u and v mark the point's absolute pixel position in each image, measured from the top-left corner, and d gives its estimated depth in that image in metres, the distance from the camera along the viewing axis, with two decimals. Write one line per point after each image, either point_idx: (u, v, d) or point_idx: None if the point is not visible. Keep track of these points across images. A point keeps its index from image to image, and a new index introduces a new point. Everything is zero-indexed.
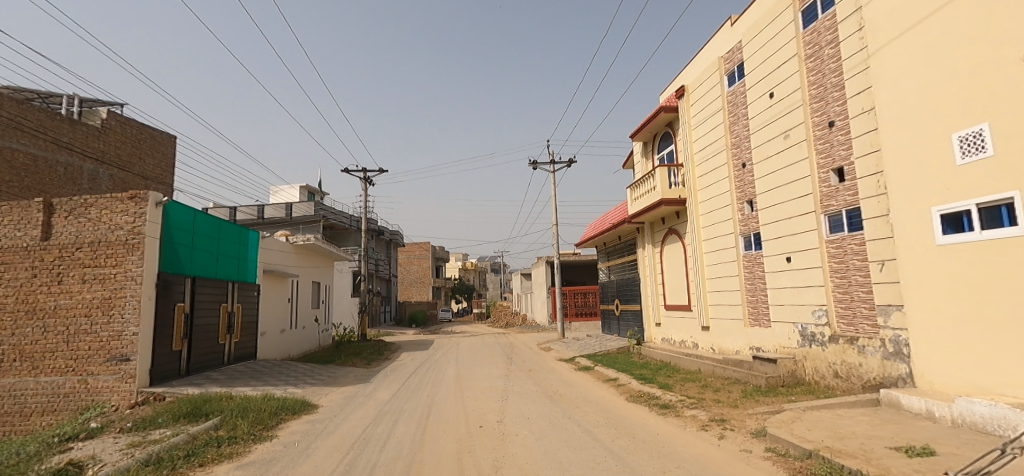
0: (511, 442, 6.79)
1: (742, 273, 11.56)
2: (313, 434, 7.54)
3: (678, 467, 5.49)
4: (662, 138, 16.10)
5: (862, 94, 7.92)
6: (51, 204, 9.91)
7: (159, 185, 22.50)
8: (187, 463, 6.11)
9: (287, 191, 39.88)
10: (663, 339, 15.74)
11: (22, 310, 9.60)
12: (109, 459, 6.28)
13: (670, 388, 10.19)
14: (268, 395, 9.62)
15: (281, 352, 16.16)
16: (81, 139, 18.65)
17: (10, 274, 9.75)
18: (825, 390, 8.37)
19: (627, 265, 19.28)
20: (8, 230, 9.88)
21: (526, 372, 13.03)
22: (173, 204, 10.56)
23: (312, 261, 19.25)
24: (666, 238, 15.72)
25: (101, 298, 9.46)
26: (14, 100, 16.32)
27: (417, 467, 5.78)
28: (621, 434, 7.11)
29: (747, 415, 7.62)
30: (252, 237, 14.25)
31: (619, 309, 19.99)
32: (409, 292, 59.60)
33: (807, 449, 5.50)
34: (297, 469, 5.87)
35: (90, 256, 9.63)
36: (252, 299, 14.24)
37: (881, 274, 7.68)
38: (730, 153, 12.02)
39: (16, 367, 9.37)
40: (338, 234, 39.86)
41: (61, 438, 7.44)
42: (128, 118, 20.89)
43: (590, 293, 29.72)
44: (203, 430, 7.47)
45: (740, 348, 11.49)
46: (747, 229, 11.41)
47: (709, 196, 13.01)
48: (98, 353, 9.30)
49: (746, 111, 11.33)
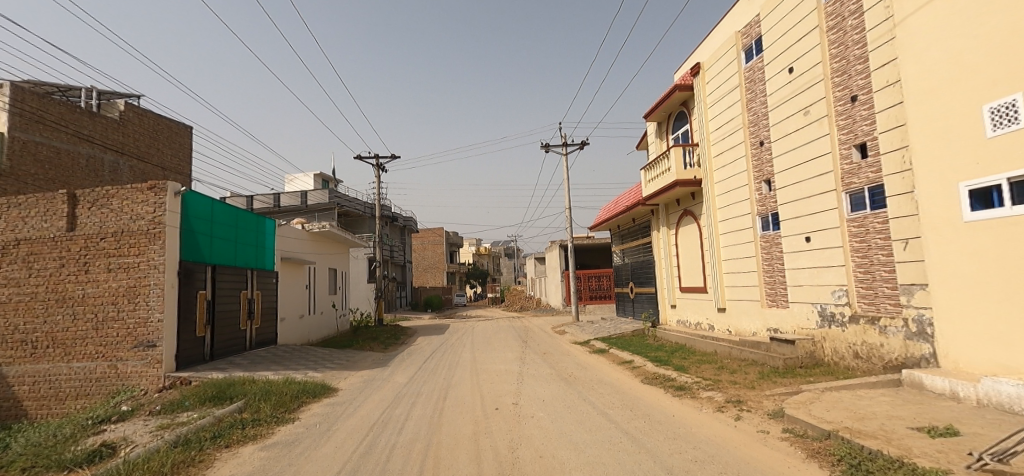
0: (526, 423, 6.91)
1: (760, 254, 11.37)
2: (334, 416, 7.73)
3: (694, 448, 5.52)
4: (677, 118, 15.75)
5: (887, 66, 7.63)
6: (75, 195, 10.16)
7: (178, 175, 22.92)
8: (214, 444, 6.34)
9: (300, 177, 40.30)
10: (678, 321, 15.65)
11: (52, 298, 9.93)
12: (140, 441, 6.56)
13: (686, 370, 10.17)
14: (289, 379, 9.84)
15: (300, 337, 16.49)
16: (101, 132, 19.06)
17: (39, 264, 10.04)
18: (844, 371, 8.26)
19: (640, 247, 19.12)
20: (35, 222, 10.13)
21: (541, 355, 13.07)
22: (191, 194, 10.73)
23: (328, 248, 19.44)
24: (681, 219, 15.46)
25: (126, 286, 9.75)
26: (36, 94, 16.75)
27: (435, 448, 5.90)
28: (636, 416, 7.15)
29: (764, 396, 7.58)
30: (269, 226, 14.46)
31: (633, 292, 19.92)
32: (423, 278, 60.32)
33: (825, 430, 5.47)
34: (319, 450, 6.04)
35: (114, 246, 9.88)
36: (271, 285, 14.51)
37: (905, 253, 7.49)
38: (747, 131, 11.73)
39: (49, 353, 9.75)
40: (351, 222, 40.66)
41: (95, 421, 7.78)
42: (145, 109, 21.21)
43: (604, 276, 29.78)
44: (228, 413, 7.74)
45: (757, 330, 11.39)
46: (765, 209, 11.19)
47: (726, 175, 12.72)
48: (126, 339, 9.61)
49: (764, 88, 11.02)
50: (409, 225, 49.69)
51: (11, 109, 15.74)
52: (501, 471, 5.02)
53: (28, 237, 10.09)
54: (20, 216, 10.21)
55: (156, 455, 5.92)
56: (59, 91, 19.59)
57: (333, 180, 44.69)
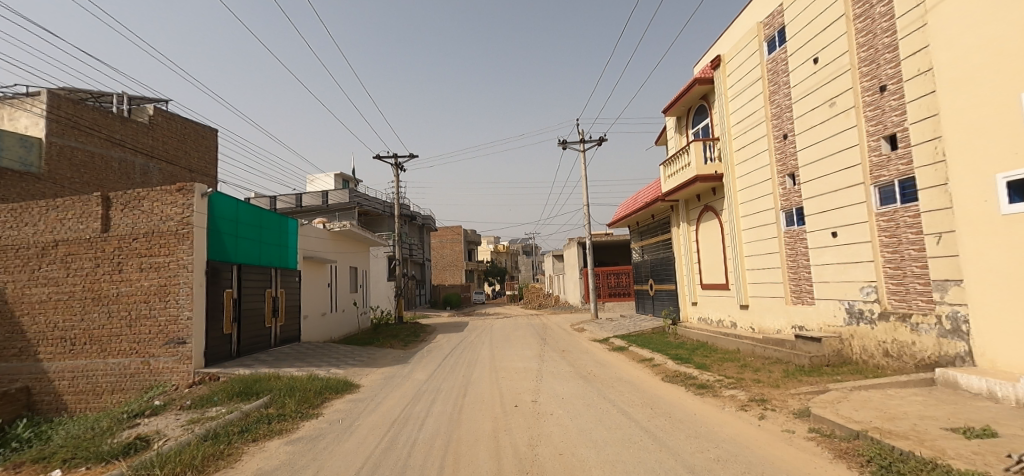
0: (546, 420, 6.92)
1: (784, 250, 11.12)
2: (357, 412, 7.87)
3: (717, 447, 5.45)
4: (696, 113, 15.49)
5: (918, 54, 7.37)
6: (108, 198, 10.53)
7: (204, 177, 23.55)
8: (242, 438, 6.53)
9: (321, 178, 41.03)
10: (699, 318, 15.42)
11: (89, 297, 10.34)
12: (172, 434, 6.80)
13: (708, 368, 10.04)
14: (312, 375, 10.06)
15: (322, 334, 16.82)
16: (132, 136, 19.72)
17: (76, 264, 10.46)
18: (874, 369, 8.04)
19: (660, 244, 18.90)
20: (72, 223, 10.55)
21: (560, 352, 13.04)
22: (217, 195, 11.03)
23: (348, 247, 19.76)
24: (701, 215, 15.21)
25: (157, 285, 10.09)
26: (71, 100, 17.44)
27: (456, 444, 5.95)
28: (657, 414, 7.09)
29: (790, 395, 7.43)
30: (291, 226, 14.77)
31: (653, 289, 19.70)
32: (442, 276, 60.74)
33: (854, 429, 5.34)
34: (343, 445, 6.17)
35: (146, 246, 10.22)
36: (294, 284, 14.84)
37: (938, 248, 7.24)
38: (770, 124, 11.46)
39: (87, 350, 10.18)
40: (371, 221, 41.27)
41: (130, 414, 8.11)
42: (172, 113, 21.85)
43: (623, 274, 29.54)
44: (255, 408, 7.95)
45: (781, 327, 11.15)
46: (789, 203, 10.93)
47: (747, 170, 12.46)
48: (158, 336, 9.95)
49: (788, 79, 10.74)
50: (428, 223, 50.11)
51: (49, 116, 16.44)
52: (521, 468, 5.05)
53: (66, 239, 10.52)
54: (58, 219, 10.62)
55: (187, 448, 6.12)
56: (92, 97, 20.35)
57: (353, 180, 45.28)
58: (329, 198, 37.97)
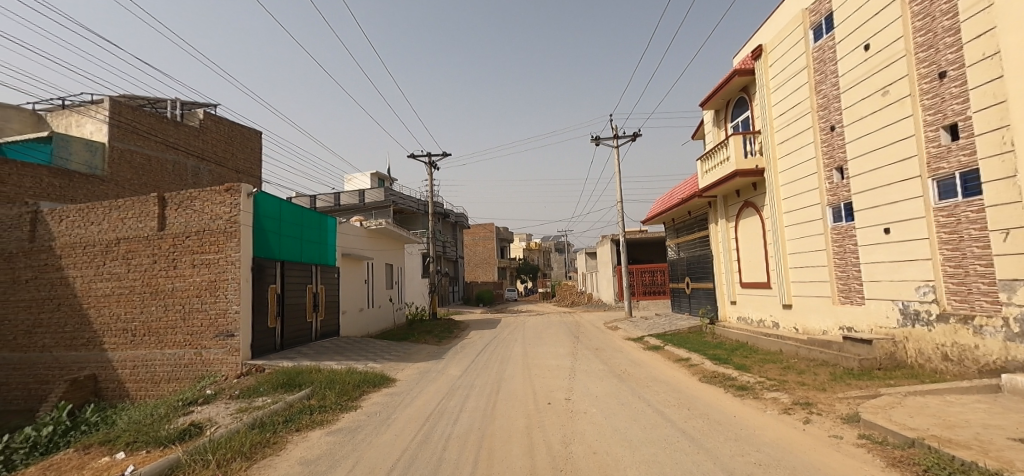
0: (580, 419, 6.88)
1: (831, 247, 10.59)
2: (393, 406, 8.08)
3: (758, 451, 5.28)
4: (736, 105, 14.96)
5: (983, 37, 6.94)
6: (164, 198, 11.18)
7: (250, 178, 24.65)
8: (287, 428, 6.83)
9: (358, 177, 42.15)
10: (739, 318, 14.93)
11: (147, 292, 11.02)
12: (223, 422, 7.18)
13: (748, 370, 9.70)
14: (351, 369, 10.37)
15: (360, 329, 17.31)
16: (185, 139, 20.87)
17: (136, 260, 11.17)
18: (931, 374, 7.57)
19: (697, 241, 18.39)
20: (132, 222, 11.27)
21: (593, 350, 12.92)
22: (262, 195, 11.53)
23: (384, 244, 20.23)
24: (741, 211, 14.68)
25: (208, 280, 10.65)
26: (130, 107, 18.72)
27: (490, 440, 6.01)
28: (694, 415, 6.93)
29: (837, 399, 7.10)
30: (330, 224, 15.26)
31: (690, 287, 19.20)
32: (475, 273, 61.24)
33: (909, 437, 5.04)
34: (380, 437, 6.34)
35: (197, 244, 10.79)
36: (333, 280, 15.32)
37: (1005, 244, 6.78)
38: (816, 115, 10.92)
39: (146, 341, 10.86)
40: (406, 218, 42.16)
41: (185, 402, 8.61)
42: (221, 117, 22.95)
43: (658, 271, 28.93)
44: (298, 399, 8.29)
45: (828, 328, 10.65)
46: (837, 199, 10.40)
47: (791, 164, 11.92)
48: (209, 329, 10.51)
49: (836, 68, 10.21)
50: (461, 221, 50.66)
51: (111, 121, 17.75)
52: (555, 465, 5.04)
53: (127, 237, 11.25)
54: (119, 218, 11.36)
55: (237, 435, 6.46)
56: (149, 104, 21.66)
57: (389, 179, 46.24)
58: (366, 197, 38.97)
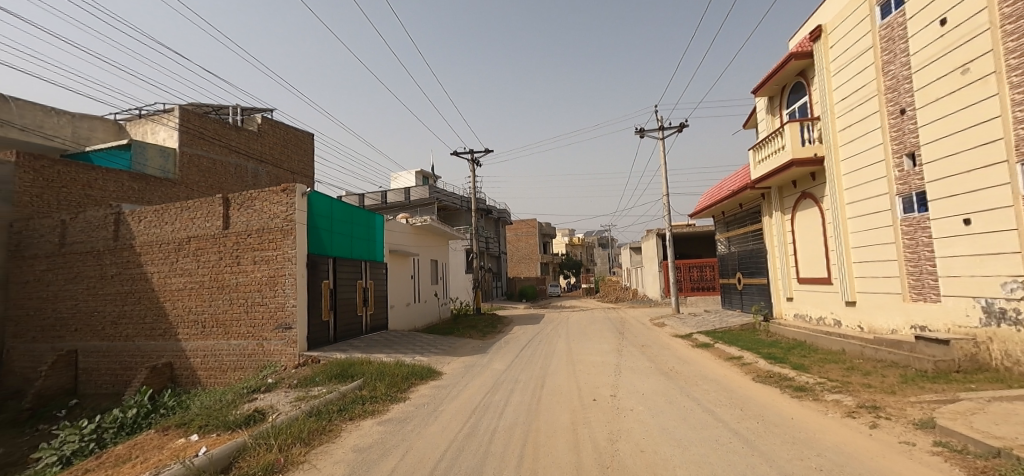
0: (626, 416, 6.77)
1: (900, 241, 9.82)
2: (440, 398, 8.28)
3: (819, 455, 5.00)
4: (792, 91, 14.11)
5: None
6: (228, 198, 11.93)
7: (304, 178, 25.84)
8: (341, 416, 7.16)
9: (404, 175, 43.22)
10: (796, 315, 14.15)
11: (214, 286, 11.82)
12: (283, 409, 7.63)
13: (807, 370, 9.19)
14: (400, 362, 10.69)
15: (407, 323, 17.81)
16: (245, 143, 22.14)
17: (204, 257, 12.00)
18: (1020, 378, 6.89)
19: (749, 235, 17.56)
20: (200, 222, 12.10)
21: (639, 347, 12.66)
22: (315, 194, 12.08)
23: (429, 240, 20.66)
24: (798, 203, 13.86)
25: (268, 276, 11.29)
26: (197, 114, 20.08)
27: (535, 435, 6.04)
28: (747, 416, 6.65)
29: (908, 403, 6.60)
30: (378, 222, 15.76)
31: (742, 283, 18.39)
32: (517, 269, 61.36)
33: (993, 446, 4.62)
34: (428, 428, 6.51)
35: (258, 241, 11.45)
36: (381, 276, 15.83)
37: None
38: (883, 99, 10.12)
39: (214, 332, 11.67)
40: (450, 215, 42.85)
41: (249, 390, 9.22)
42: (277, 121, 24.17)
43: (707, 266, 27.88)
44: (351, 389, 8.66)
45: (897, 327, 9.90)
46: (907, 188, 9.61)
47: (854, 152, 11.11)
48: (269, 321, 11.15)
49: (906, 46, 9.41)
50: (504, 216, 50.92)
51: (180, 128, 19.17)
52: (601, 462, 5.00)
53: (197, 235, 12.10)
54: (189, 218, 12.23)
55: (296, 422, 6.83)
56: (214, 110, 23.11)
57: (433, 177, 47.12)
58: (411, 194, 39.87)
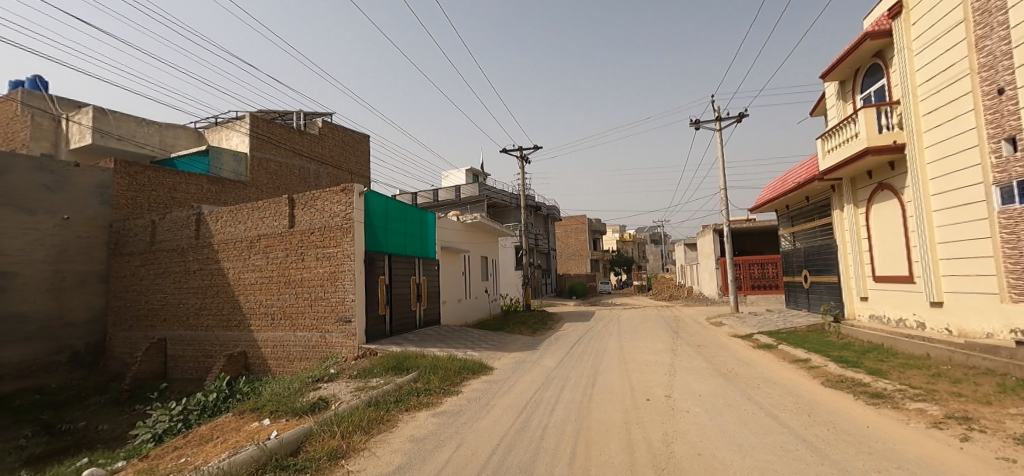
0: (681, 418, 6.53)
1: (998, 235, 8.79)
2: (491, 393, 8.37)
3: (899, 468, 4.60)
4: (866, 73, 12.98)
5: None
6: (293, 198, 12.65)
7: (362, 178, 26.92)
8: (397, 407, 7.42)
9: (456, 173, 43.98)
10: (871, 316, 13.07)
11: (282, 281, 12.59)
12: (344, 398, 8.02)
13: (885, 375, 8.46)
14: (453, 356, 10.91)
15: (459, 319, 18.15)
16: (308, 146, 23.37)
17: (273, 254, 12.80)
18: None
19: (817, 230, 16.41)
20: (269, 221, 12.91)
21: (695, 347, 12.18)
22: (371, 194, 12.55)
23: (480, 237, 20.93)
24: (873, 195, 12.75)
25: (329, 272, 11.87)
26: (264, 120, 21.43)
27: (586, 433, 5.96)
28: (815, 422, 6.22)
29: (1007, 415, 5.91)
30: (430, 220, 16.15)
31: (808, 281, 17.22)
32: (567, 266, 60.84)
33: None
34: (479, 423, 6.59)
35: (320, 239, 12.06)
36: (434, 272, 16.23)
37: None
38: (977, 78, 9.09)
39: (282, 324, 12.44)
40: (500, 212, 43.13)
41: (314, 379, 9.77)
42: (336, 124, 25.31)
43: (770, 263, 26.36)
44: (406, 381, 8.97)
45: (993, 331, 8.90)
46: (1007, 176, 8.59)
47: (941, 138, 10.06)
48: (330, 315, 11.74)
49: (1007, 17, 8.38)
50: (553, 213, 50.56)
51: (251, 134, 20.60)
52: (655, 464, 4.86)
53: (266, 233, 12.93)
54: (260, 217, 13.07)
55: (356, 411, 7.15)
56: (280, 116, 24.54)
57: (484, 174, 47.61)
58: (462, 192, 40.50)
